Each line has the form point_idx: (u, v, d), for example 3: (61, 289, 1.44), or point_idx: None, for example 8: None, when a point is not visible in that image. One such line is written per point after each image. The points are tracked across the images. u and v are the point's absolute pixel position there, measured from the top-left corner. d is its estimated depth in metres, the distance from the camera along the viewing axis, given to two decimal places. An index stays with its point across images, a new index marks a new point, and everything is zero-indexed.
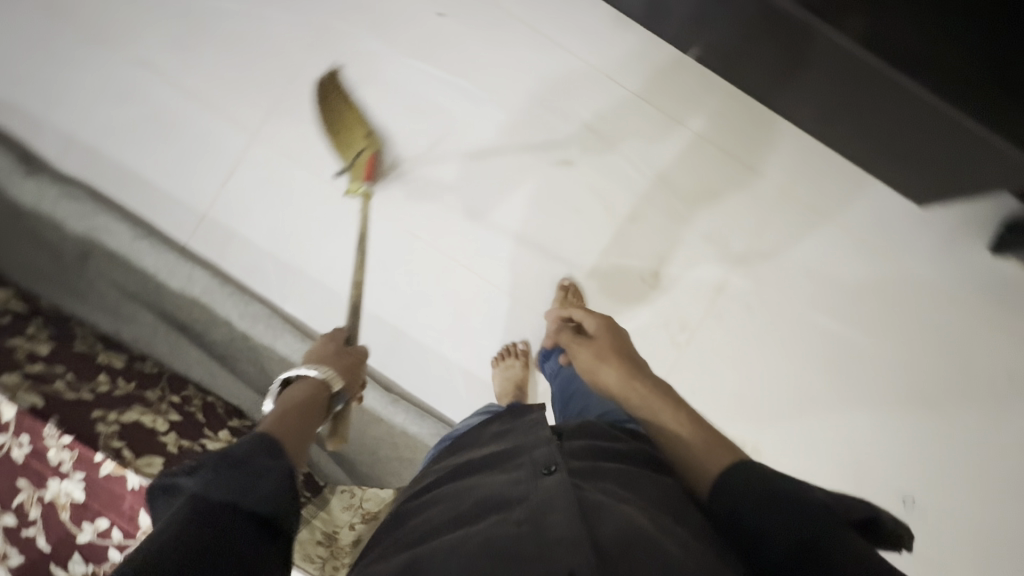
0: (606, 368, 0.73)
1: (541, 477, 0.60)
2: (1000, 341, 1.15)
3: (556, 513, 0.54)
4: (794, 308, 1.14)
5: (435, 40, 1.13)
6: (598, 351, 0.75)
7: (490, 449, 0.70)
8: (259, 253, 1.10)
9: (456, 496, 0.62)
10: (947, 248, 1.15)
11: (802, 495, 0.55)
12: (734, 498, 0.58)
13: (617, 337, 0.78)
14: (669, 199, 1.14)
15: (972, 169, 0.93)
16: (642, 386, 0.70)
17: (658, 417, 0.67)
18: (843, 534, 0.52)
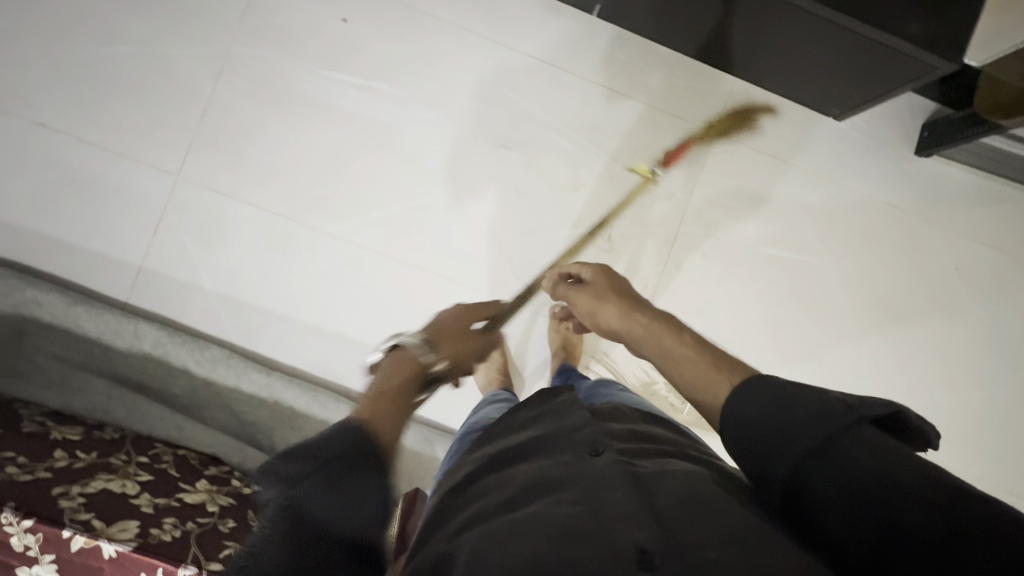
0: (605, 309, 0.76)
1: (590, 458, 0.64)
2: (942, 237, 1.19)
3: (614, 491, 0.57)
4: (745, 244, 1.17)
5: (347, 48, 1.11)
6: (597, 292, 0.79)
7: (533, 436, 0.73)
8: (209, 297, 1.07)
9: (498, 480, 0.65)
10: (889, 157, 1.18)
11: (817, 403, 0.52)
12: (755, 420, 0.55)
13: (613, 279, 0.81)
14: (615, 164, 1.15)
15: (870, 67, 0.96)
16: (643, 318, 0.72)
17: (658, 340, 0.68)
18: (858, 437, 0.51)
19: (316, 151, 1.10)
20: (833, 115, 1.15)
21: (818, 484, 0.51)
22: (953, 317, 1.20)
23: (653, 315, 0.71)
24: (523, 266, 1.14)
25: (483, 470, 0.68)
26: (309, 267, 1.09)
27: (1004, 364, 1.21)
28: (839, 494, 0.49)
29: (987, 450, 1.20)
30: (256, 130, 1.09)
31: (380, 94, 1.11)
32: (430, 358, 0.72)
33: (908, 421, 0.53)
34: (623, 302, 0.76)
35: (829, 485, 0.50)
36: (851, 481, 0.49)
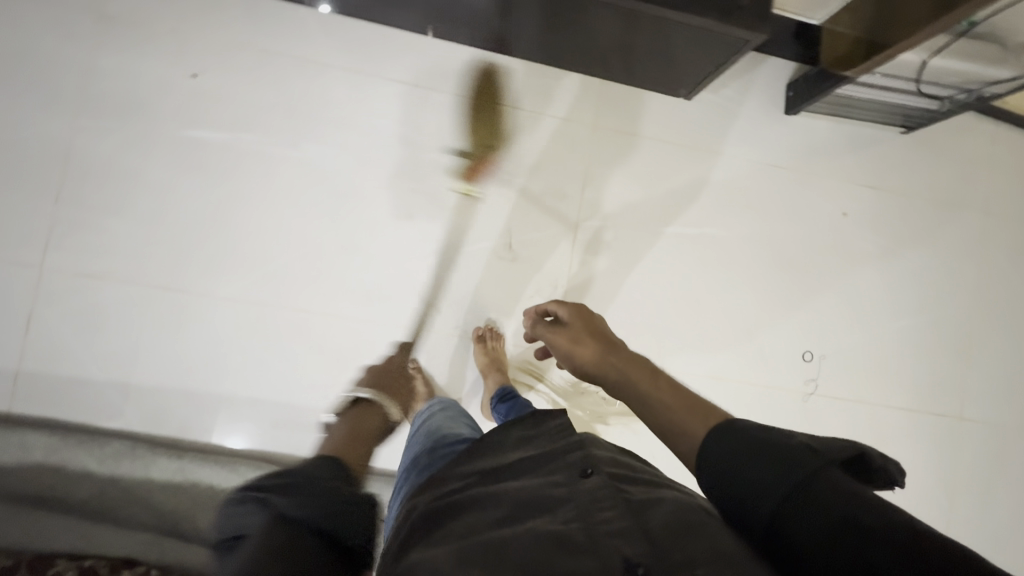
0: (584, 355, 0.67)
1: (581, 481, 0.55)
2: (825, 188, 1.25)
3: (608, 511, 0.51)
4: (643, 229, 1.19)
5: (203, 105, 1.06)
6: (574, 336, 0.70)
7: (523, 454, 0.62)
8: (99, 390, 1.00)
9: (515, 495, 0.54)
10: (764, 125, 1.23)
11: (788, 444, 0.49)
12: (732, 460, 0.50)
13: (591, 319, 0.71)
14: (506, 177, 1.15)
15: (692, 49, 0.95)
16: (618, 365, 0.63)
17: (637, 389, 0.60)
18: (829, 477, 0.47)
19: (190, 215, 1.05)
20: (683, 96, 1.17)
21: (798, 533, 0.46)
22: (850, 261, 1.25)
23: (634, 364, 0.62)
24: (430, 293, 1.12)
25: (478, 484, 0.58)
26: (202, 337, 1.04)
27: (906, 296, 1.27)
28: (813, 536, 0.45)
29: (908, 385, 1.26)
30: (121, 205, 1.03)
31: (246, 145, 1.07)
32: None
33: (870, 462, 0.52)
34: (603, 347, 0.67)
35: (806, 532, 0.46)
36: (822, 523, 0.45)
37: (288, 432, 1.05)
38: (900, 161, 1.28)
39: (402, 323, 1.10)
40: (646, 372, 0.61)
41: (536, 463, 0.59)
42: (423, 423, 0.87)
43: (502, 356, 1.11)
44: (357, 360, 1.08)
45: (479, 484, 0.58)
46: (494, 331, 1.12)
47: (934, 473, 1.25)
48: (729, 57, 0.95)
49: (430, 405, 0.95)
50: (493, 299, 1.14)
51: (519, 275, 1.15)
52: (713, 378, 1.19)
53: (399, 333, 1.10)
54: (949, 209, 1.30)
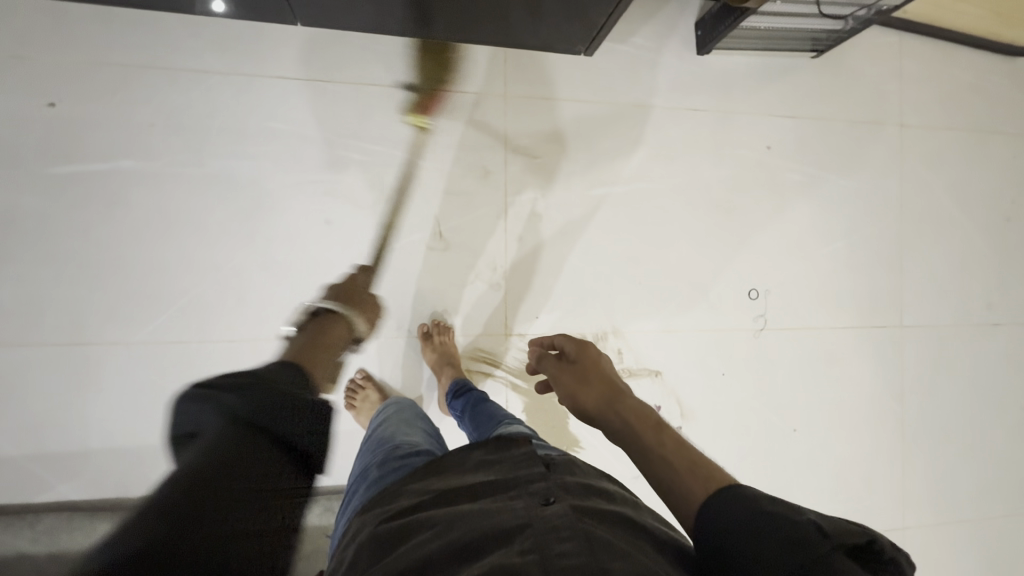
0: (587, 395, 0.73)
1: (541, 509, 0.51)
2: (746, 125, 1.24)
3: (566, 543, 0.46)
4: (573, 194, 1.16)
5: (69, 136, 0.95)
6: (579, 373, 0.77)
7: (482, 479, 0.59)
8: (21, 465, 0.92)
9: (466, 521, 0.51)
10: (678, 70, 1.20)
11: (791, 518, 0.47)
12: (727, 524, 0.49)
13: (598, 362, 0.78)
14: (424, 166, 1.09)
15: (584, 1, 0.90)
16: (624, 413, 0.67)
17: (641, 442, 0.62)
18: (833, 561, 0.44)
19: (77, 262, 0.95)
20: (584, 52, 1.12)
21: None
22: (781, 194, 1.26)
23: (636, 411, 0.67)
24: (363, 298, 1.06)
25: (430, 506, 0.56)
26: (124, 390, 0.96)
27: (838, 219, 1.30)
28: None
29: (851, 307, 1.30)
30: (0, 263, 0.93)
31: (128, 173, 0.97)
32: (359, 322, 1.03)
33: (885, 553, 0.47)
34: (607, 391, 0.72)
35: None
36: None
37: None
38: (814, 87, 1.28)
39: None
40: (649, 420, 0.65)
41: (490, 490, 0.56)
42: (378, 428, 0.83)
43: (453, 350, 1.07)
44: None
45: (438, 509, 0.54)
46: (442, 326, 1.08)
47: (883, 382, 1.30)
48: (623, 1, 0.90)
49: (387, 408, 0.89)
50: (432, 293, 1.09)
51: (454, 264, 1.10)
52: (665, 331, 1.19)
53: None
54: (867, 129, 1.32)
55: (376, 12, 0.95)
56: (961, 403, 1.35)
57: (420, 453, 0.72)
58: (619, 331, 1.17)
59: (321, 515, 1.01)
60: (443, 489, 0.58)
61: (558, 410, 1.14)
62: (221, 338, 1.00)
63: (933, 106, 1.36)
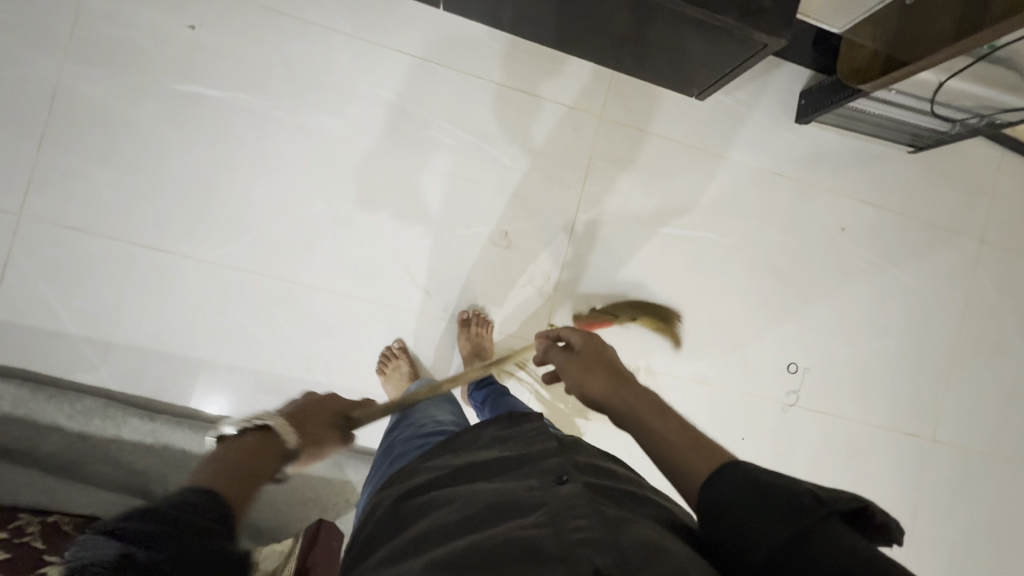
0: (596, 385, 0.64)
1: (554, 487, 0.54)
2: (826, 202, 1.24)
3: (581, 518, 0.48)
4: (640, 226, 1.17)
5: (199, 58, 1.02)
6: (585, 362, 0.67)
7: (495, 454, 0.63)
8: (76, 344, 0.98)
9: (483, 497, 0.54)
10: (774, 134, 1.21)
11: (785, 491, 0.47)
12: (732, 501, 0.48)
13: (604, 351, 0.68)
14: (507, 164, 1.12)
15: (706, 48, 0.92)
16: (631, 399, 0.60)
17: (647, 428, 0.57)
18: (834, 533, 0.44)
19: (175, 174, 1.01)
20: (693, 95, 1.12)
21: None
22: (843, 277, 1.25)
23: (642, 399, 0.60)
24: (419, 274, 1.10)
25: (450, 482, 0.59)
26: (185, 301, 1.02)
27: (896, 316, 1.28)
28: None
29: (886, 406, 1.27)
30: (109, 158, 1.00)
31: (240, 105, 1.03)
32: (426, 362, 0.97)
33: (873, 516, 0.47)
34: (614, 377, 0.64)
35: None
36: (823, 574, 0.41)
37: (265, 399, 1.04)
38: (902, 181, 1.27)
39: (388, 301, 1.09)
40: (656, 408, 0.58)
41: (505, 468, 0.60)
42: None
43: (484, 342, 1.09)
44: (342, 335, 1.07)
45: (450, 483, 0.59)
46: (481, 317, 1.11)
47: (902, 489, 1.27)
48: (747, 58, 0.91)
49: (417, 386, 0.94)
50: (483, 285, 1.12)
51: (510, 262, 1.13)
52: (697, 381, 1.19)
53: (384, 312, 1.08)
54: (947, 235, 1.30)
55: (505, 12, 0.98)
56: (976, 534, 1.30)
57: (442, 428, 0.76)
58: (651, 368, 1.17)
59: (329, 469, 1.01)
60: (455, 464, 0.62)
61: (574, 428, 1.15)
62: (281, 277, 1.05)
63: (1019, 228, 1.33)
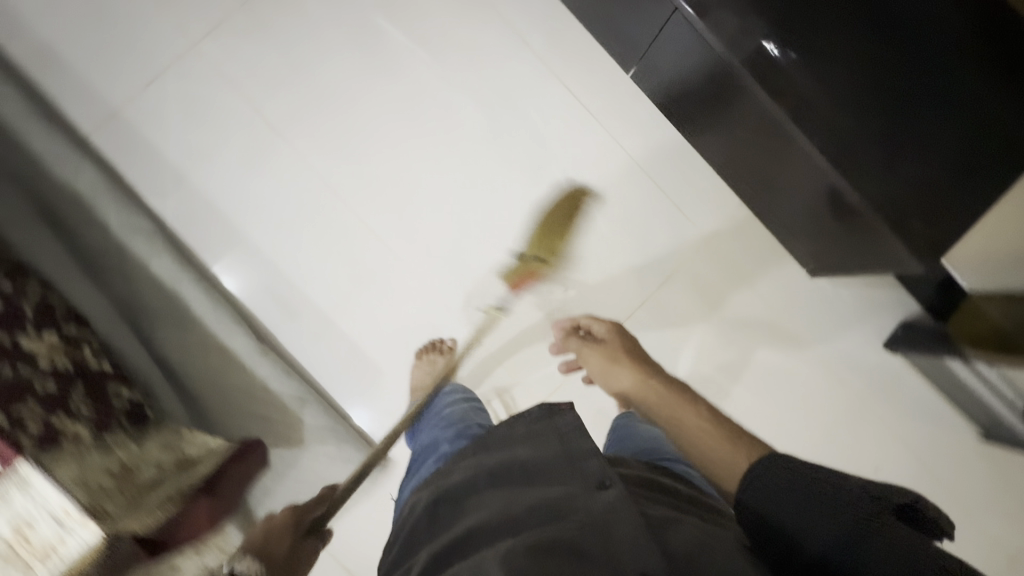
0: (625, 376, 0.96)
1: (597, 492, 0.62)
2: (877, 436, 1.16)
3: (625, 525, 0.57)
4: (690, 354, 1.13)
5: (410, 6, 1.11)
6: (611, 352, 1.00)
7: (530, 456, 0.67)
8: (169, 169, 1.05)
9: (527, 497, 0.62)
10: (860, 345, 1.16)
11: (839, 491, 0.58)
12: (769, 500, 0.61)
13: (621, 338, 1.02)
14: (602, 232, 1.13)
15: (834, 242, 0.92)
16: (657, 390, 0.91)
17: (686, 425, 0.82)
18: (889, 525, 0.54)
19: (332, 83, 1.09)
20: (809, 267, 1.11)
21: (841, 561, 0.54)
22: None
23: (671, 394, 0.89)
24: (467, 281, 1.10)
25: (492, 480, 0.66)
26: (272, 187, 1.08)
27: None
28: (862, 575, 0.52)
29: None
30: (291, 41, 1.08)
31: (419, 60, 1.11)
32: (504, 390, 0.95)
33: (923, 511, 0.57)
34: (635, 366, 0.96)
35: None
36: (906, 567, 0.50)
37: (283, 306, 1.06)
38: (963, 463, 1.17)
39: (431, 287, 1.10)
40: (680, 397, 0.88)
41: (544, 475, 0.65)
42: (447, 403, 0.93)
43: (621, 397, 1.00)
44: (374, 290, 1.08)
45: (487, 484, 0.66)
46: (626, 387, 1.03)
47: None
48: (880, 265, 0.87)
49: (452, 390, 0.98)
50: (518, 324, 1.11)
51: (553, 317, 1.12)
52: None
53: (420, 295, 1.09)
54: (988, 544, 1.16)
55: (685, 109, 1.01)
56: None
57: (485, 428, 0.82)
58: None
59: (292, 401, 0.98)
60: (492, 462, 0.69)
61: None
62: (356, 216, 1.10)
63: None
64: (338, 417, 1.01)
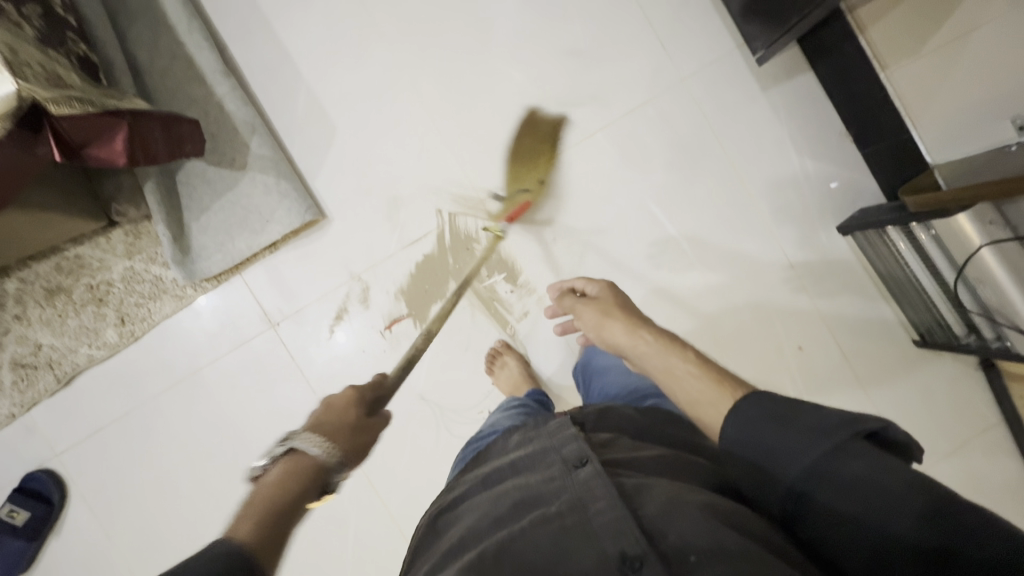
0: (614, 330, 0.71)
1: (574, 472, 0.60)
2: (808, 314, 1.14)
3: (600, 500, 0.54)
4: (642, 187, 1.12)
5: None
6: (600, 306, 0.75)
7: (516, 455, 0.68)
8: None
9: (504, 498, 0.60)
10: (816, 222, 1.13)
11: (814, 420, 0.50)
12: (749, 434, 0.53)
13: (617, 294, 0.77)
14: (584, 45, 1.10)
15: None
16: (649, 338, 0.68)
17: (671, 370, 0.64)
18: (851, 457, 0.47)
19: None
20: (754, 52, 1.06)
21: (814, 510, 0.48)
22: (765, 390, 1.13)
23: (666, 342, 0.67)
24: (425, 51, 1.09)
25: (470, 491, 0.66)
26: None
27: None
28: (829, 502, 0.47)
29: None
30: None
31: None
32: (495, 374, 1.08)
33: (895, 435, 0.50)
34: (631, 322, 0.71)
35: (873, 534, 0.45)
36: (866, 506, 0.45)
37: (237, 24, 1.06)
38: (888, 362, 1.15)
39: (388, 47, 1.08)
40: (677, 351, 0.65)
41: (522, 472, 0.64)
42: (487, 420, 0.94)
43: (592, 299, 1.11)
44: (343, 48, 1.08)
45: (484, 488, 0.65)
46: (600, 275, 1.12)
47: None
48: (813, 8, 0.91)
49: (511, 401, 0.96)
50: (469, 112, 1.10)
51: (517, 119, 1.10)
52: (565, 349, 1.12)
53: (378, 56, 1.08)
54: None
55: None
56: None
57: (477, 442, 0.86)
58: (544, 301, 1.11)
59: (243, 127, 1.02)
60: (484, 470, 0.69)
61: (442, 284, 1.10)
62: None
63: None
64: (284, 157, 1.04)
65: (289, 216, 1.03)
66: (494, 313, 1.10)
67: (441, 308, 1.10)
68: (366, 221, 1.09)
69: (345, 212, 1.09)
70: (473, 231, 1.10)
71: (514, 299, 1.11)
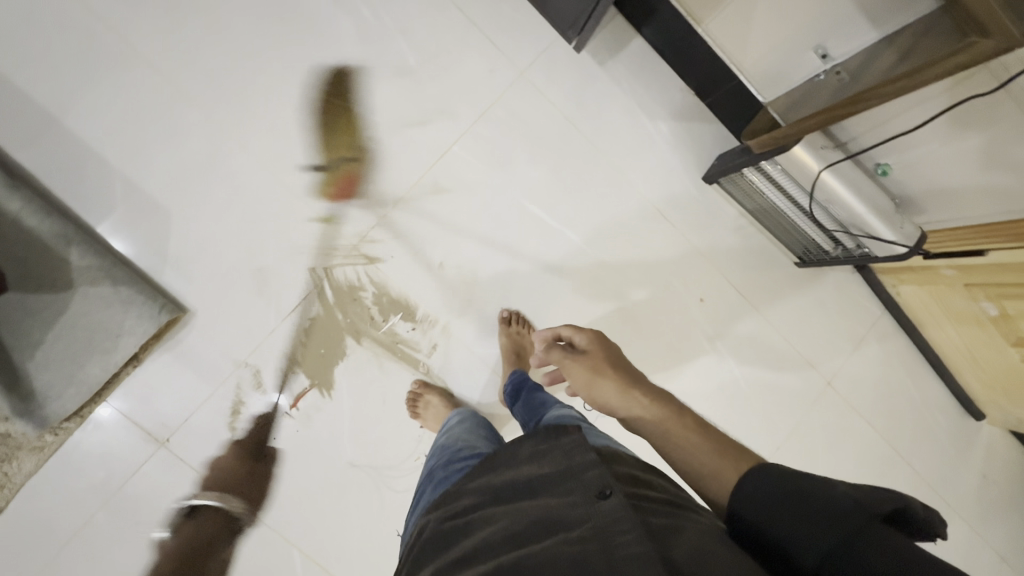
0: (607, 391, 0.65)
1: (598, 503, 0.52)
2: (699, 266, 1.18)
3: (629, 536, 0.47)
4: (513, 189, 1.10)
5: None
6: (592, 366, 0.67)
7: (533, 470, 0.58)
8: None
9: (521, 521, 0.52)
10: (683, 179, 1.17)
11: (826, 491, 0.46)
12: (765, 510, 0.48)
13: (609, 348, 0.69)
14: (414, 62, 1.05)
15: None
16: (642, 396, 0.63)
17: (676, 440, 0.59)
18: (873, 531, 0.43)
19: None
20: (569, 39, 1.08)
21: None
22: (681, 346, 1.17)
23: (663, 403, 0.62)
24: (246, 106, 0.99)
25: (479, 504, 0.57)
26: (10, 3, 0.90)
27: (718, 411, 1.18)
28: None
29: None
30: None
31: None
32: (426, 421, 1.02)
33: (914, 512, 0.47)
34: (622, 380, 0.65)
35: None
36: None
37: (10, 125, 0.91)
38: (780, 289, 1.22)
39: (203, 111, 0.98)
40: (677, 417, 0.60)
41: (538, 494, 0.55)
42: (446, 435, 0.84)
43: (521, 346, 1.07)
44: (152, 123, 0.96)
45: (494, 501, 0.57)
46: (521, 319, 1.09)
47: None
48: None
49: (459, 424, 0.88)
50: (315, 159, 1.02)
51: (367, 152, 1.04)
52: (483, 369, 1.09)
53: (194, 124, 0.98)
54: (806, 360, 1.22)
55: None
56: None
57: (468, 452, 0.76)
58: (448, 328, 1.08)
59: (53, 240, 0.88)
60: (496, 479, 0.59)
61: (338, 343, 1.03)
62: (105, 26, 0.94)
63: (874, 395, 1.25)
64: (115, 261, 0.92)
65: (140, 320, 0.92)
66: (400, 355, 1.05)
67: (345, 368, 1.03)
68: (235, 301, 1.00)
69: (208, 299, 0.99)
70: (354, 280, 1.04)
71: (418, 335, 1.06)
